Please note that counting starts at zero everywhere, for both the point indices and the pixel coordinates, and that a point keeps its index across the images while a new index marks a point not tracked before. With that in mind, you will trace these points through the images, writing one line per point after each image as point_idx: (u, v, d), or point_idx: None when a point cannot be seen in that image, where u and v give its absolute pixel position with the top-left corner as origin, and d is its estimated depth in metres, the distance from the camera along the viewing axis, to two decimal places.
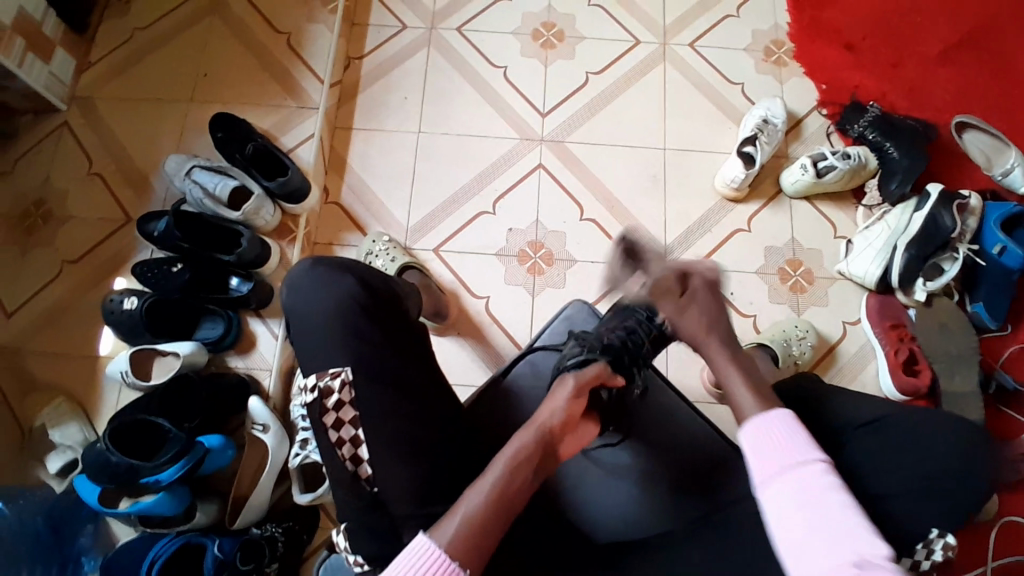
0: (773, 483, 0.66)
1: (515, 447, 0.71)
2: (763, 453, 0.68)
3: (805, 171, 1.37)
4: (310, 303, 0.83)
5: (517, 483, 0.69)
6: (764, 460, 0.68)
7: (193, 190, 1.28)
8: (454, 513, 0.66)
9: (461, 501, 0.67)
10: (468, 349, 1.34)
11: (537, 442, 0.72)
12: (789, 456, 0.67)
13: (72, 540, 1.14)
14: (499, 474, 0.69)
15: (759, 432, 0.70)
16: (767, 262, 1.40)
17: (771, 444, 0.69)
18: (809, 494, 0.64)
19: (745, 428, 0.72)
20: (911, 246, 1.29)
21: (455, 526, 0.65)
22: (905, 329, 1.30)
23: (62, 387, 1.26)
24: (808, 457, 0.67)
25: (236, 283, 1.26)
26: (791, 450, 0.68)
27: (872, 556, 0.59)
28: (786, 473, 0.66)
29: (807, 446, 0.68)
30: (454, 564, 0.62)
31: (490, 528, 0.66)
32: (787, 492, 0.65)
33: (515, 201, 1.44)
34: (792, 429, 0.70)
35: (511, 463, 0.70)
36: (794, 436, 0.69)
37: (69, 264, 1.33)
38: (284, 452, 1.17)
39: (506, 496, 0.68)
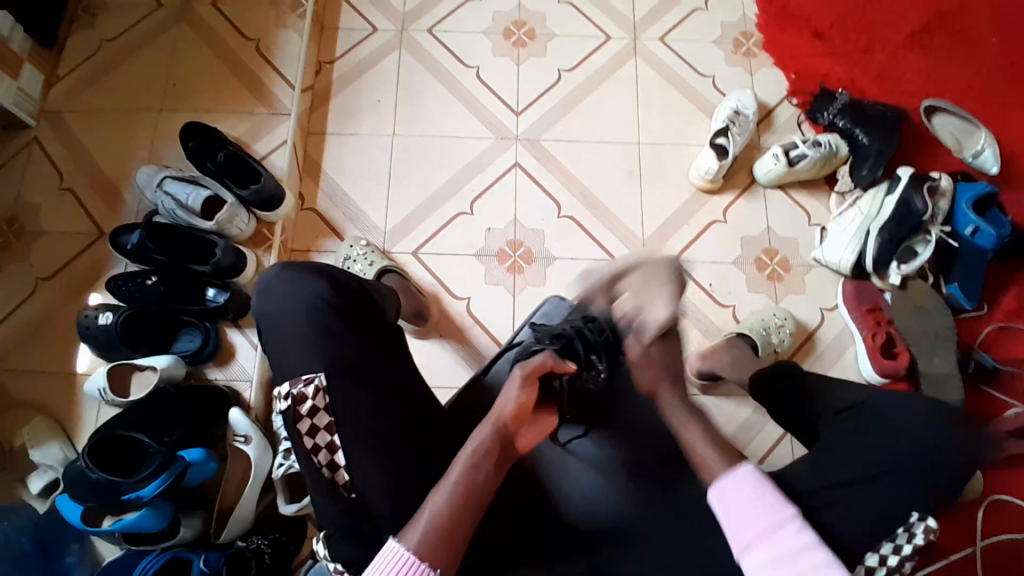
0: (751, 546, 0.69)
1: (476, 440, 0.74)
2: (734, 513, 0.71)
3: (777, 160, 1.38)
4: (282, 312, 0.82)
5: (480, 476, 0.71)
6: (738, 521, 0.70)
7: (165, 202, 1.26)
8: (421, 515, 0.68)
9: (426, 505, 0.69)
10: (453, 352, 1.34)
11: (499, 432, 0.75)
12: (762, 515, 0.70)
13: (59, 556, 1.12)
14: (461, 469, 0.71)
15: (728, 494, 0.72)
16: (744, 252, 1.41)
17: (744, 505, 0.71)
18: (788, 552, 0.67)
19: (713, 489, 0.73)
20: (883, 230, 1.31)
21: (423, 528, 0.66)
22: (882, 313, 1.33)
23: (40, 406, 1.23)
24: (781, 512, 0.70)
25: (212, 294, 1.24)
26: (764, 508, 0.70)
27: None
28: (762, 533, 0.69)
29: (778, 501, 0.71)
30: (424, 564, 0.64)
31: (458, 526, 0.67)
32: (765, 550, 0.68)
33: (492, 201, 1.44)
34: (760, 485, 0.72)
35: (472, 458, 0.72)
36: (765, 493, 0.71)
37: (44, 280, 1.31)
38: (268, 461, 1.15)
39: (470, 492, 0.70)
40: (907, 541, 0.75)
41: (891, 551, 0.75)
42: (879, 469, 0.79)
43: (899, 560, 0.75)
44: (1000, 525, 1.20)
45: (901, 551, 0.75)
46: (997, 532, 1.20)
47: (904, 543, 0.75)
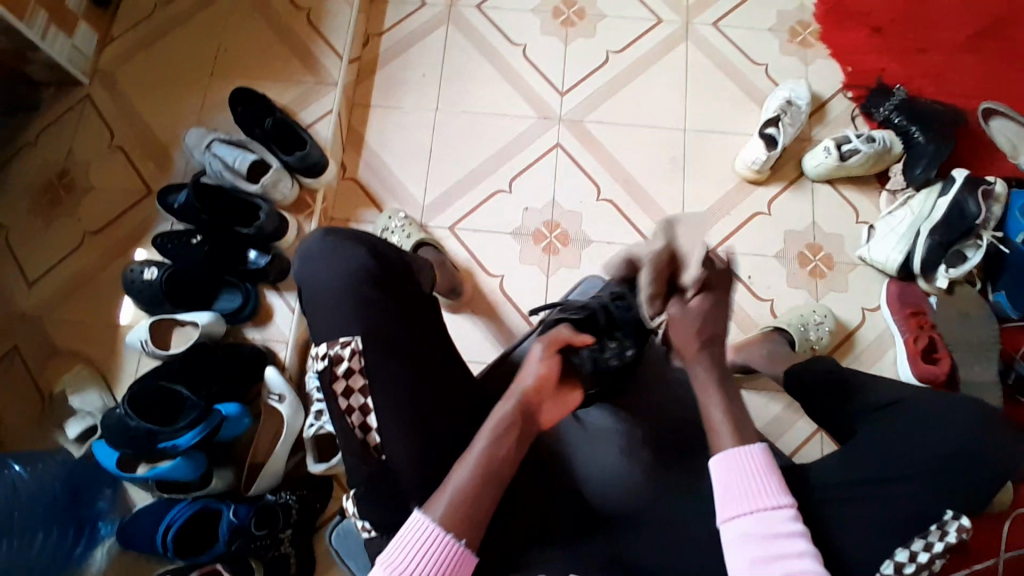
0: (733, 516, 0.71)
1: (496, 417, 0.74)
2: (730, 485, 0.72)
3: (829, 153, 1.34)
4: (325, 273, 0.83)
5: (503, 453, 0.72)
6: (730, 492, 0.72)
7: (213, 162, 1.29)
8: (445, 488, 0.70)
9: (448, 479, 0.71)
10: (483, 328, 1.34)
11: (519, 409, 0.75)
12: (756, 496, 0.71)
13: (93, 504, 1.16)
14: (482, 444, 0.72)
15: (732, 466, 0.73)
16: (786, 247, 1.38)
17: (741, 479, 0.72)
18: (768, 531, 0.69)
19: (717, 457, 0.74)
20: (934, 233, 1.26)
21: (447, 501, 0.69)
22: (925, 316, 1.28)
23: (82, 354, 1.28)
24: (775, 497, 0.70)
25: (253, 256, 1.26)
26: (762, 489, 0.71)
27: None
28: (749, 510, 0.70)
29: (776, 488, 0.71)
30: (449, 536, 0.67)
31: (481, 500, 0.69)
32: (746, 523, 0.70)
33: (531, 180, 1.43)
34: (767, 468, 0.72)
35: (494, 434, 0.73)
36: (767, 476, 0.72)
37: (90, 235, 1.35)
38: (299, 421, 1.18)
39: (492, 466, 0.71)
40: (938, 539, 0.74)
41: (921, 549, 0.74)
42: (918, 469, 0.77)
43: (930, 556, 0.73)
44: None
45: (932, 547, 0.74)
46: None
47: (936, 541, 0.74)
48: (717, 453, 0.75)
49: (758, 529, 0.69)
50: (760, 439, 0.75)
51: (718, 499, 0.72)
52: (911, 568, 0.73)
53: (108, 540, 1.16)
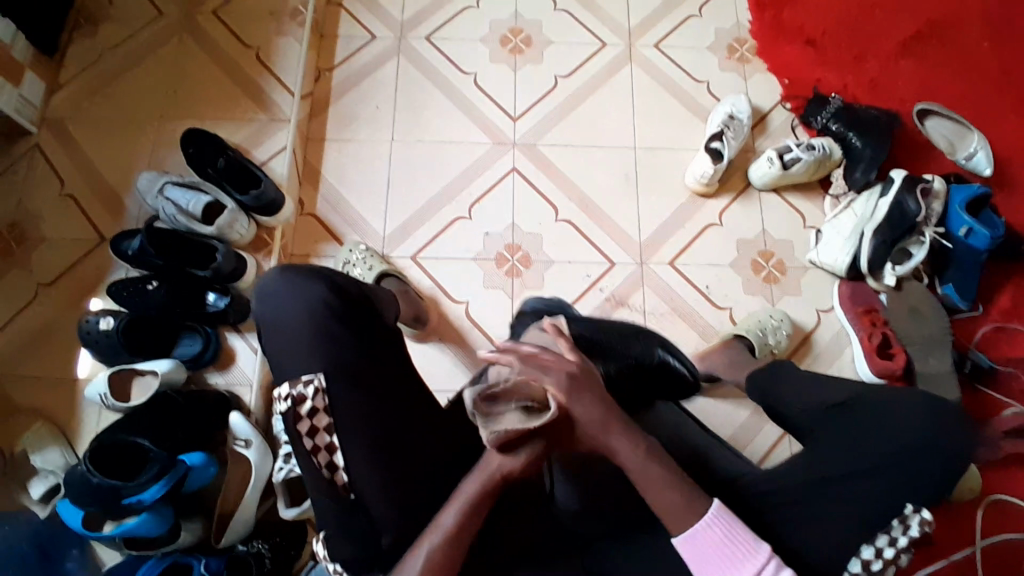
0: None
1: (467, 492, 0.70)
2: (705, 568, 0.69)
3: (772, 163, 1.40)
4: (282, 312, 0.82)
5: (472, 526, 0.70)
6: (709, 569, 0.69)
7: (166, 207, 1.27)
8: (416, 551, 0.70)
9: (418, 546, 0.70)
10: (451, 355, 1.34)
11: (496, 480, 0.69)
12: (735, 567, 0.69)
13: (60, 564, 1.11)
14: (454, 516, 0.70)
15: (695, 541, 0.69)
16: (741, 255, 1.42)
17: (711, 546, 0.69)
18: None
19: (680, 538, 0.70)
20: (878, 232, 1.31)
21: (417, 572, 0.69)
22: (878, 314, 1.33)
23: (37, 411, 1.23)
24: (753, 561, 0.69)
25: (213, 298, 1.25)
26: (734, 557, 0.69)
27: None
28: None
29: (749, 550, 0.69)
30: None
31: (451, 570, 0.70)
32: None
33: (490, 205, 1.45)
34: (730, 526, 0.70)
35: (465, 508, 0.70)
36: (734, 541, 0.69)
37: (44, 286, 1.32)
38: (269, 466, 1.16)
39: (461, 538, 0.70)
40: (902, 533, 0.76)
41: (886, 544, 0.76)
42: (875, 466, 0.80)
43: (896, 551, 0.76)
44: (999, 525, 1.21)
45: (897, 542, 0.76)
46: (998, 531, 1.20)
47: (900, 535, 0.76)
48: (680, 536, 0.70)
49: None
50: (712, 499, 0.71)
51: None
52: (878, 564, 0.76)
53: None
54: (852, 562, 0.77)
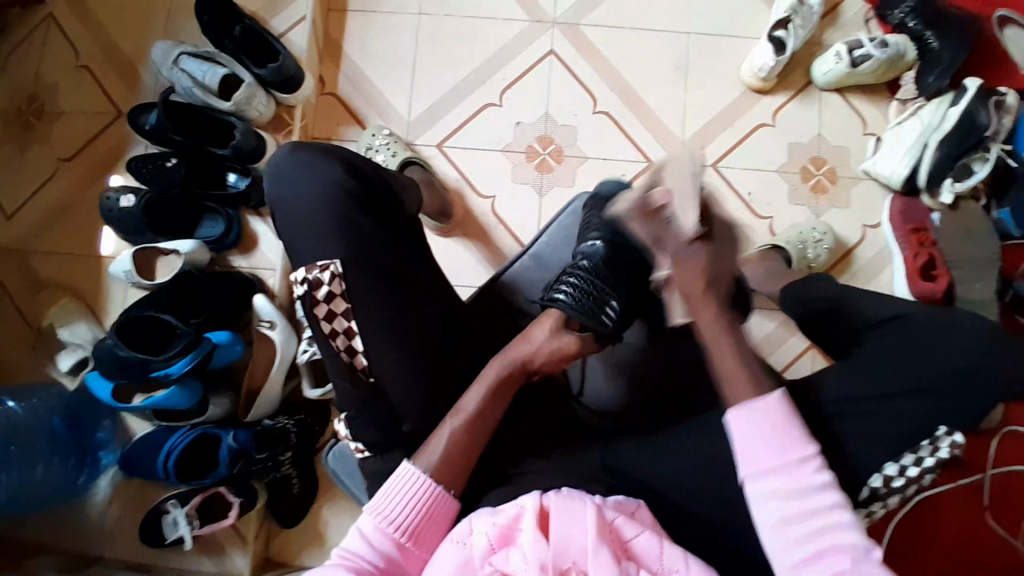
0: (757, 476, 0.66)
1: (489, 380, 0.76)
2: (749, 447, 0.67)
3: (840, 59, 1.26)
4: (299, 195, 0.78)
5: (497, 410, 0.76)
6: (753, 446, 0.67)
7: (181, 80, 1.20)
8: (438, 439, 0.73)
9: (438, 431, 0.73)
10: (474, 251, 1.30)
11: (515, 370, 0.77)
12: (781, 451, 0.66)
13: (92, 433, 1.15)
14: (477, 402, 0.75)
15: (750, 418, 0.67)
16: (790, 161, 1.32)
17: (760, 434, 0.67)
18: (795, 490, 0.65)
19: (735, 411, 0.68)
20: (944, 143, 1.20)
21: (438, 455, 0.72)
22: (927, 233, 1.25)
23: (66, 286, 1.24)
24: (799, 449, 0.66)
25: (234, 179, 1.21)
26: (784, 440, 0.66)
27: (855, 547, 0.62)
28: (774, 467, 0.66)
29: (800, 440, 0.66)
30: (440, 488, 0.70)
31: (471, 455, 0.73)
32: (770, 481, 0.66)
33: (524, 92, 1.34)
34: (789, 417, 0.67)
35: (489, 390, 0.75)
36: (789, 425, 0.67)
37: (65, 160, 1.28)
38: (293, 348, 1.18)
39: (484, 422, 0.74)
40: (930, 454, 0.77)
41: (912, 463, 0.77)
42: (905, 390, 0.79)
43: (921, 470, 0.77)
44: (1010, 456, 1.18)
45: (923, 462, 0.77)
46: (1011, 462, 1.18)
47: (927, 455, 0.77)
48: (734, 411, 0.68)
49: (784, 490, 0.65)
50: (778, 388, 0.69)
51: (738, 458, 0.68)
52: (899, 481, 0.77)
53: (110, 469, 1.16)
54: (874, 477, 0.77)
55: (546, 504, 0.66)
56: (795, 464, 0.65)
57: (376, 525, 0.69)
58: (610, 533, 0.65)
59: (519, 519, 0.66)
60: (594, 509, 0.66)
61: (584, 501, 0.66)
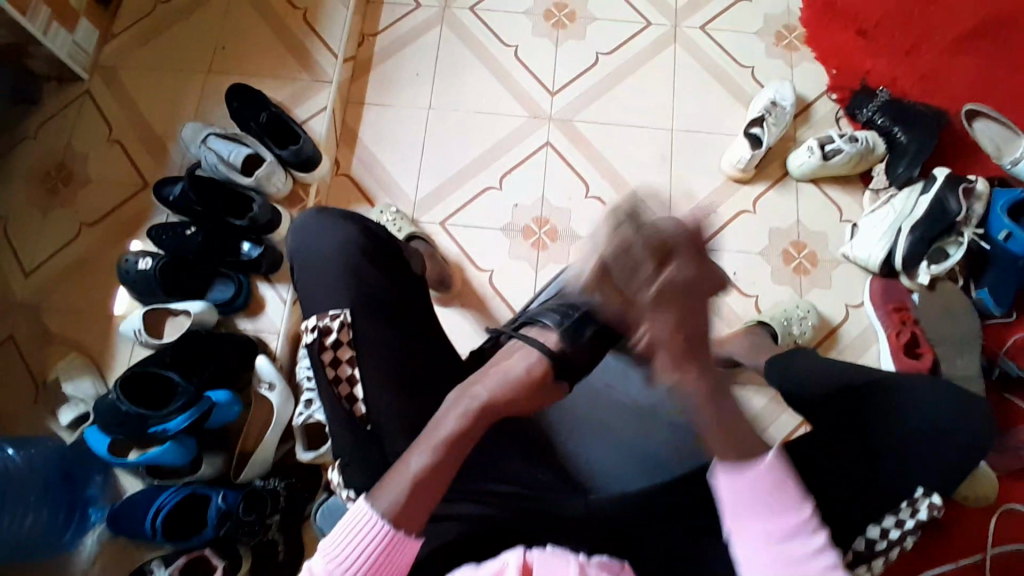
0: (747, 541, 0.68)
1: (460, 416, 0.71)
2: (740, 510, 0.69)
3: (812, 153, 1.37)
4: (315, 248, 0.87)
5: (464, 445, 0.71)
6: (740, 499, 0.69)
7: (207, 156, 1.32)
8: (398, 475, 0.68)
9: (405, 463, 0.69)
10: (471, 320, 1.35)
11: (485, 407, 0.72)
12: (772, 513, 0.68)
13: (83, 488, 1.14)
14: (446, 433, 0.70)
15: (737, 473, 0.70)
16: (772, 244, 1.40)
17: (748, 491, 0.69)
18: (789, 554, 0.66)
19: (721, 465, 0.71)
20: (916, 228, 1.28)
21: (398, 490, 0.67)
22: (909, 312, 1.29)
23: (74, 343, 1.28)
24: (794, 512, 0.69)
25: (247, 248, 1.29)
26: (777, 504, 0.68)
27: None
28: (767, 532, 0.68)
29: (792, 506, 0.69)
30: (398, 529, 0.67)
31: (434, 488, 0.68)
32: (761, 543, 0.68)
33: (521, 177, 1.46)
34: (777, 482, 0.69)
35: (455, 433, 0.70)
36: (777, 495, 0.69)
37: (87, 225, 1.37)
38: (289, 411, 1.19)
39: (446, 464, 0.69)
40: (910, 515, 0.79)
41: (893, 525, 0.79)
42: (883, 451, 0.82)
43: (901, 532, 0.79)
44: (1012, 539, 1.15)
45: (903, 524, 0.79)
46: (1012, 543, 1.15)
47: (907, 517, 0.79)
48: (723, 467, 0.71)
49: (773, 550, 0.67)
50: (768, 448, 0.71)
51: (725, 510, 0.70)
52: (881, 544, 0.79)
53: (97, 527, 1.14)
54: (857, 539, 0.79)
55: (529, 559, 0.65)
56: (784, 528, 0.68)
57: (325, 567, 0.66)
58: None
59: None
60: (577, 568, 0.64)
61: (567, 559, 0.65)
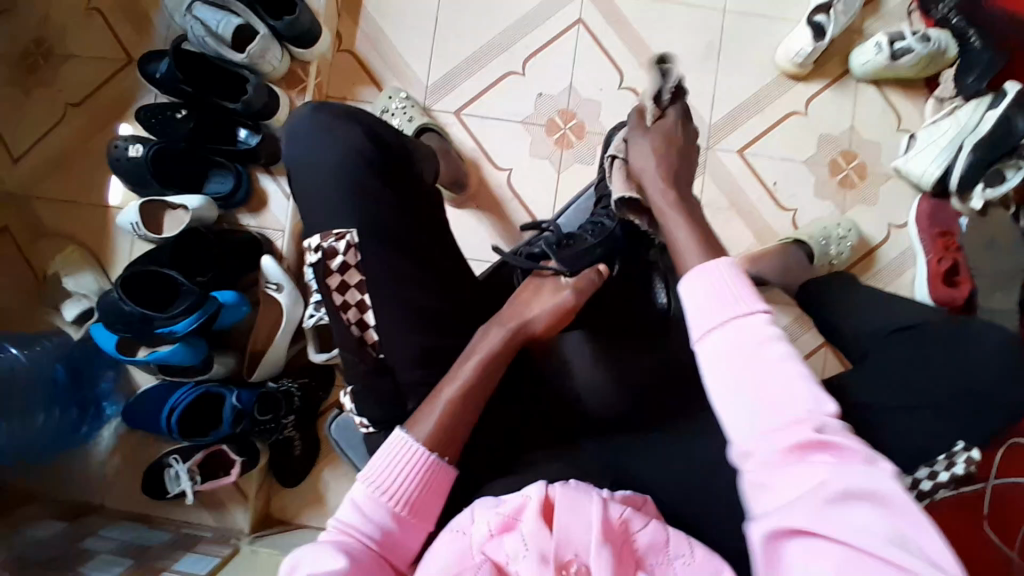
0: (711, 340, 0.58)
1: (482, 355, 0.74)
2: (699, 309, 0.59)
3: (880, 50, 1.20)
4: (315, 159, 0.77)
5: (490, 377, 0.73)
6: (704, 308, 0.59)
7: (193, 27, 1.14)
8: (431, 406, 0.71)
9: (434, 401, 0.71)
10: (487, 224, 1.27)
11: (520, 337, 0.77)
12: (738, 312, 0.57)
13: (94, 385, 1.16)
14: (476, 365, 0.73)
15: (702, 275, 0.61)
16: (820, 152, 1.27)
17: (711, 292, 0.59)
18: (749, 352, 0.56)
19: (684, 276, 0.62)
20: (977, 148, 1.14)
21: (432, 420, 0.70)
22: (954, 238, 1.20)
23: (74, 234, 1.22)
24: (761, 315, 0.57)
25: (244, 135, 1.18)
26: (736, 301, 0.58)
27: (817, 412, 0.53)
28: (731, 333, 0.57)
29: (758, 312, 0.57)
30: (433, 455, 0.69)
31: (462, 422, 0.71)
32: (725, 345, 0.57)
33: (548, 62, 1.29)
34: (737, 277, 0.60)
35: (484, 360, 0.74)
36: (743, 290, 0.58)
37: (73, 106, 1.25)
38: (299, 312, 1.15)
39: (478, 389, 0.72)
40: (943, 467, 0.78)
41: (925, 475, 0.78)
42: (918, 406, 0.78)
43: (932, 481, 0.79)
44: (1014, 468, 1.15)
45: (937, 473, 0.78)
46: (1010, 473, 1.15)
47: (941, 468, 0.78)
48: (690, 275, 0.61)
49: (739, 348, 0.56)
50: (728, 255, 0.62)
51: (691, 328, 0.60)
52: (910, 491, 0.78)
53: (113, 420, 1.18)
54: None
55: (551, 496, 0.65)
56: (776, 359, 0.55)
57: (368, 493, 0.67)
58: (615, 530, 0.64)
59: (522, 510, 0.65)
60: (599, 504, 0.65)
61: (590, 494, 0.65)
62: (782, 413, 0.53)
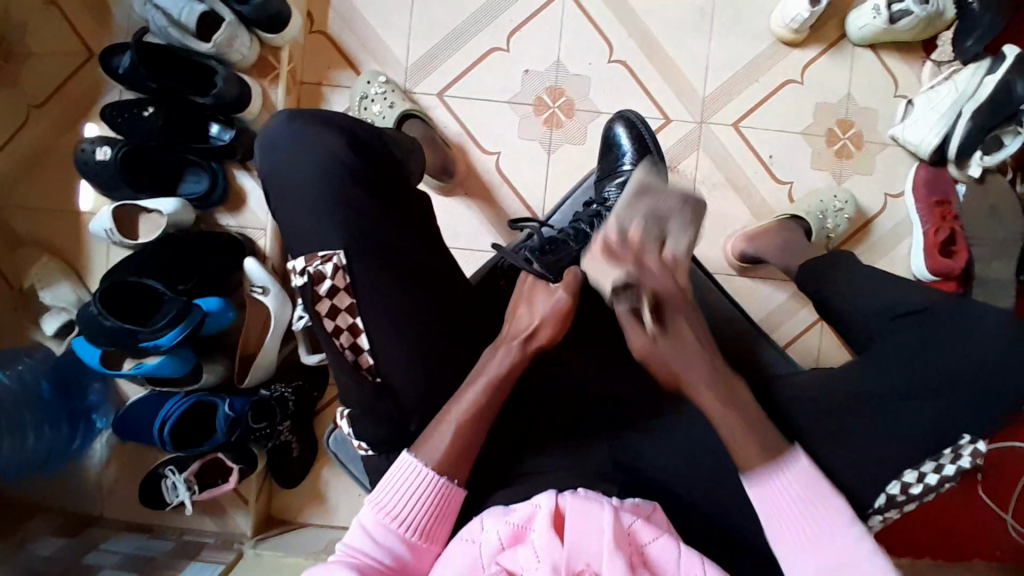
0: (783, 533, 0.68)
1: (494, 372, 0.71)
2: (774, 520, 0.68)
3: (877, 14, 1.15)
4: (295, 169, 0.73)
5: (499, 394, 0.71)
6: (775, 499, 0.68)
7: (153, 17, 1.06)
8: (440, 425, 0.70)
9: (441, 422, 0.70)
10: (478, 212, 1.23)
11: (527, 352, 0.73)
12: (805, 523, 0.67)
13: (82, 398, 1.12)
14: (483, 387, 0.71)
15: (767, 489, 0.68)
16: (817, 122, 1.23)
17: (780, 501, 0.68)
18: (815, 532, 0.67)
19: (750, 481, 0.69)
20: (977, 114, 1.11)
21: (442, 444, 0.69)
22: (951, 207, 1.18)
23: (46, 244, 1.17)
24: (829, 509, 0.68)
25: (216, 131, 1.11)
26: (806, 515, 0.68)
27: (868, 556, 0.66)
28: (802, 530, 0.67)
29: (828, 516, 0.67)
30: (443, 478, 0.68)
31: (472, 446, 0.70)
32: (796, 536, 0.67)
33: (533, 36, 1.22)
34: (809, 488, 0.68)
35: (495, 380, 0.71)
36: (812, 495, 0.68)
37: (35, 108, 1.16)
38: (288, 313, 1.12)
39: (488, 408, 0.71)
40: (950, 462, 0.72)
41: (932, 471, 0.72)
42: None
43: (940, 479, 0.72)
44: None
45: (943, 470, 0.72)
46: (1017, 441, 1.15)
47: (948, 463, 0.72)
48: (751, 473, 0.69)
49: (809, 534, 0.67)
50: (796, 448, 0.70)
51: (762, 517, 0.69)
52: (917, 488, 0.72)
53: (105, 432, 1.15)
54: (892, 484, 0.72)
55: (561, 506, 0.64)
56: (835, 539, 0.66)
57: (376, 517, 0.68)
58: (625, 537, 0.63)
59: (532, 519, 0.64)
60: (611, 512, 0.63)
61: (601, 502, 0.64)
62: (843, 560, 0.66)
